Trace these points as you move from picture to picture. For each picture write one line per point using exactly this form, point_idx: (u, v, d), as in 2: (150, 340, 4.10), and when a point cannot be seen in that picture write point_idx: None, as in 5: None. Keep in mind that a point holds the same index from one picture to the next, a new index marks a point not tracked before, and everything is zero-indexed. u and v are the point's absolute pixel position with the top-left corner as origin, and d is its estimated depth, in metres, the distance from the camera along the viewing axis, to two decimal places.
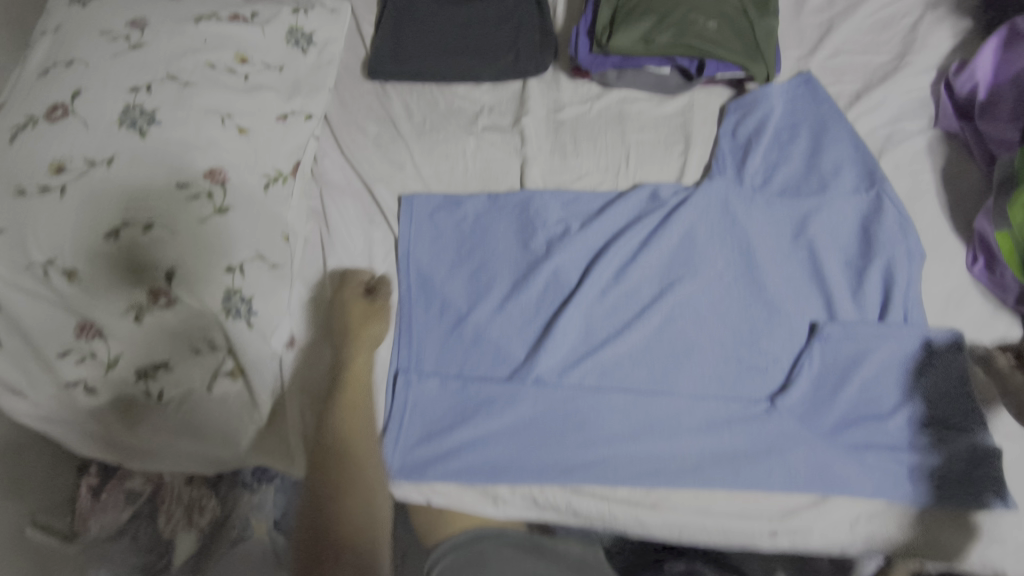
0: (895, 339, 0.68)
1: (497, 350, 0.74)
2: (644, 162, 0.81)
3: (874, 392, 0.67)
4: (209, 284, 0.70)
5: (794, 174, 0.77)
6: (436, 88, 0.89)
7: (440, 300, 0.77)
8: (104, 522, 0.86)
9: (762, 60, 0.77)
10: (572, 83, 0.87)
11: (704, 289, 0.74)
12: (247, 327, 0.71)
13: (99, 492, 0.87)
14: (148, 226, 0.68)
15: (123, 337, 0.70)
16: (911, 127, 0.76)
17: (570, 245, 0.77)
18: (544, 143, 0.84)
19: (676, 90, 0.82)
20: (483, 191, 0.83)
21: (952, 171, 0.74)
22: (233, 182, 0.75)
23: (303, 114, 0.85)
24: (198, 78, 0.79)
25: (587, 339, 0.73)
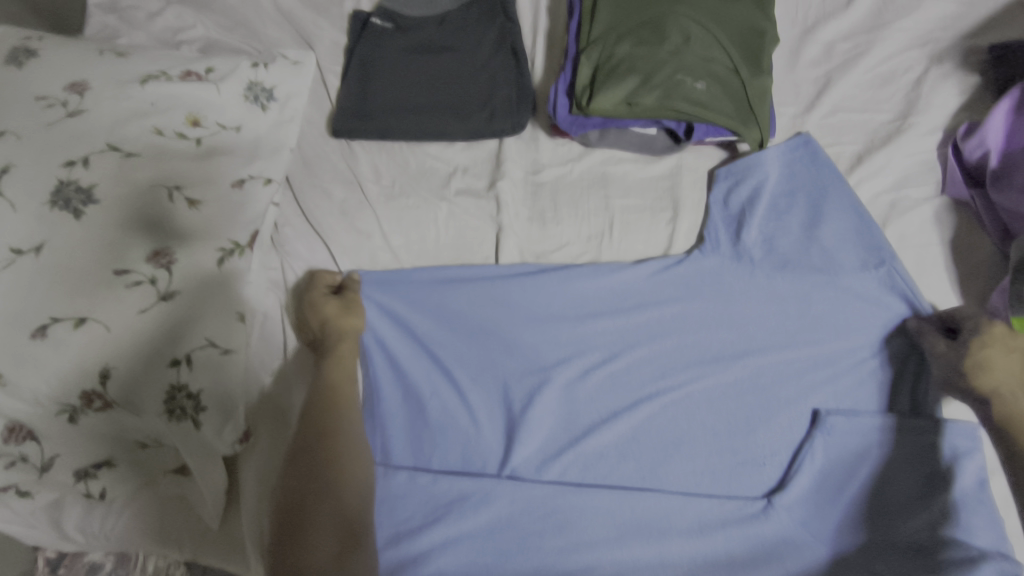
0: (906, 433, 0.61)
1: (469, 442, 0.68)
2: (629, 231, 0.75)
3: (885, 491, 0.60)
4: (148, 384, 0.63)
5: (794, 245, 0.70)
6: (406, 147, 0.83)
7: (408, 387, 0.71)
8: None
9: (755, 123, 0.71)
10: (552, 142, 0.81)
11: (695, 373, 0.67)
12: (194, 427, 0.64)
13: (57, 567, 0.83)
14: (80, 321, 0.62)
15: (58, 440, 0.64)
16: (916, 194, 0.71)
17: (547, 325, 0.72)
18: (521, 209, 0.78)
19: (663, 152, 0.77)
20: (455, 262, 0.76)
21: (962, 244, 0.68)
22: (180, 263, 0.68)
23: (261, 179, 0.78)
24: (143, 146, 0.72)
25: (567, 429, 0.68)
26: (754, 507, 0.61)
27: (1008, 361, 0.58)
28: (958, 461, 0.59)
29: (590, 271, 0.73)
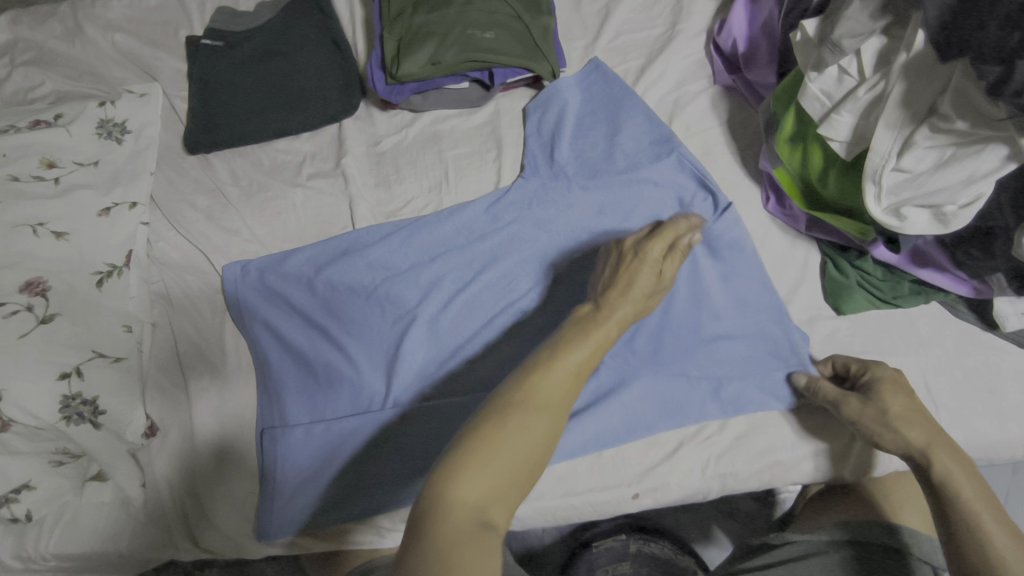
0: (723, 292, 0.71)
1: (354, 385, 0.76)
2: (462, 175, 0.83)
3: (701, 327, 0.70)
4: (42, 396, 0.69)
5: (600, 155, 0.80)
6: (257, 148, 0.91)
7: (294, 355, 0.79)
8: None
9: (544, 58, 0.82)
10: (385, 114, 0.90)
11: (535, 281, 0.77)
12: (93, 428, 0.71)
13: None
14: None
15: None
16: (693, 89, 0.82)
17: (407, 272, 0.79)
18: (368, 177, 0.86)
19: (480, 101, 0.86)
20: (318, 236, 0.84)
21: (735, 121, 0.79)
22: (57, 289, 0.75)
23: (126, 204, 0.85)
24: (2, 193, 0.78)
25: (437, 353, 0.76)
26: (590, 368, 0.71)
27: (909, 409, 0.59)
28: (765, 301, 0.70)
29: (433, 217, 0.81)
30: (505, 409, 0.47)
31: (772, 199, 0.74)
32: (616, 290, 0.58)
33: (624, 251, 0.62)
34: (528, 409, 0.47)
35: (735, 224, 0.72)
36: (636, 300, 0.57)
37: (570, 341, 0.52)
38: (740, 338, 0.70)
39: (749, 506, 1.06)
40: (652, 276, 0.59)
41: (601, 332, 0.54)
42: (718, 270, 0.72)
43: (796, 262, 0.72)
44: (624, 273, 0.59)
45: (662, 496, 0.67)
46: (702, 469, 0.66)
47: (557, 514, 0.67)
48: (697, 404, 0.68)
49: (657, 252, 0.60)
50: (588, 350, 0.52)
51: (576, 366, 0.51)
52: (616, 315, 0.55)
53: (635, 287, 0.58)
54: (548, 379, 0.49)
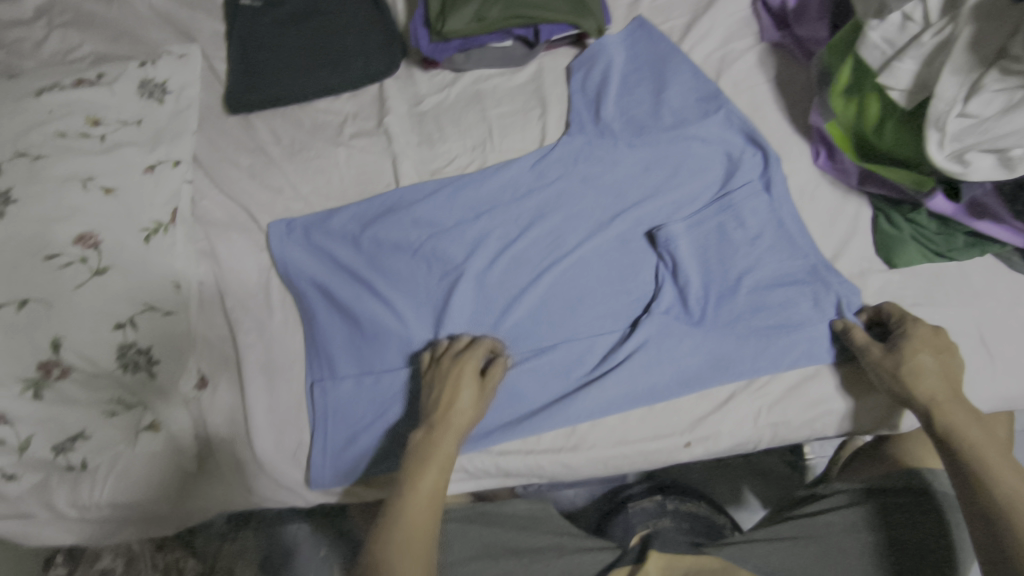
0: (767, 251, 0.71)
1: (401, 338, 0.77)
2: (506, 133, 0.83)
3: (752, 280, 0.71)
4: (99, 345, 0.70)
5: (645, 113, 0.80)
6: (299, 108, 0.91)
7: (341, 311, 0.79)
8: None
9: (590, 15, 0.82)
10: (426, 74, 0.89)
11: (583, 236, 0.77)
12: (149, 377, 0.72)
13: None
14: (23, 302, 0.68)
15: (33, 418, 0.70)
16: (740, 46, 0.81)
17: (453, 230, 0.80)
18: (411, 136, 0.86)
19: (523, 60, 0.86)
20: (362, 195, 0.84)
21: (784, 77, 0.79)
22: (108, 243, 0.75)
23: (170, 162, 0.85)
24: (50, 148, 0.78)
25: (484, 307, 0.76)
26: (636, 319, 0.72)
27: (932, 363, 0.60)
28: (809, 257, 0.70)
29: (478, 175, 0.81)
30: (394, 545, 0.54)
31: (823, 154, 0.74)
32: (436, 408, 0.64)
33: (440, 369, 0.67)
34: (401, 538, 0.54)
35: (781, 180, 0.73)
36: (459, 416, 0.64)
37: (429, 464, 0.60)
38: (798, 290, 0.69)
39: (781, 470, 1.08)
40: (474, 393, 0.65)
41: (441, 451, 0.61)
42: (747, 235, 0.72)
43: (847, 216, 0.72)
44: (444, 391, 0.65)
45: (713, 446, 0.68)
46: (754, 419, 0.67)
47: (609, 463, 0.69)
48: (749, 355, 0.68)
49: (472, 367, 0.67)
50: (436, 475, 0.59)
51: (432, 492, 0.58)
52: (450, 426, 0.63)
53: (457, 406, 0.64)
54: (418, 527, 0.56)
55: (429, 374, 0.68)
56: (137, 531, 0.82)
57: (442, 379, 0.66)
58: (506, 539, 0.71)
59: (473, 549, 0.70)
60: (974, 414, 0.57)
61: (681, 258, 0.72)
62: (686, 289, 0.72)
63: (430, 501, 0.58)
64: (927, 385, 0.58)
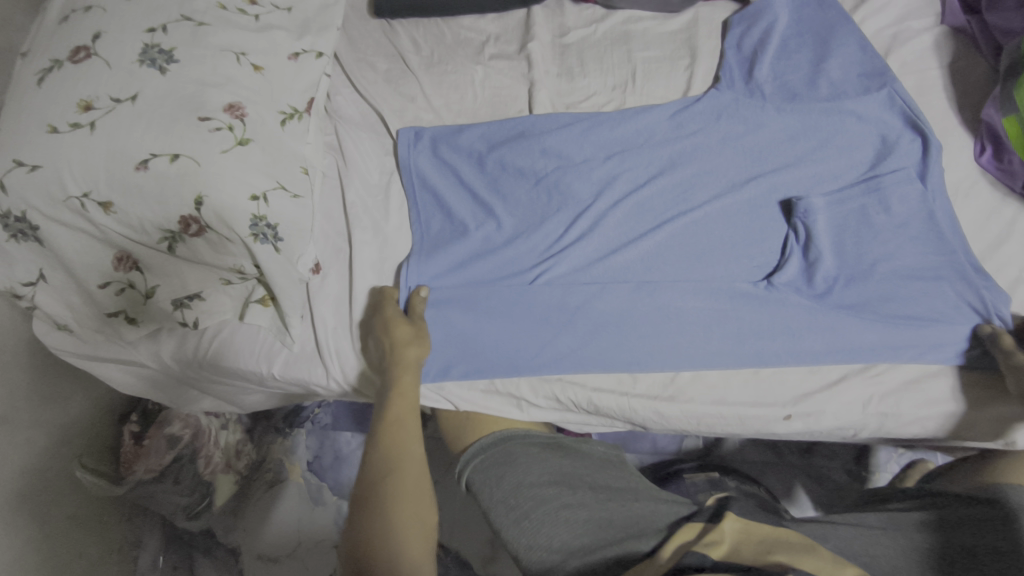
0: (914, 239, 0.68)
1: (509, 260, 0.77)
2: (650, 79, 0.81)
3: (887, 268, 0.68)
4: (235, 211, 0.72)
5: (801, 81, 0.77)
6: (442, 22, 0.91)
7: (456, 226, 0.80)
8: (148, 464, 1.03)
9: None
10: (575, 7, 0.88)
11: (711, 194, 0.75)
12: (275, 251, 0.74)
13: (140, 439, 1.06)
14: (174, 157, 0.70)
15: (161, 269, 0.75)
16: (917, 26, 0.77)
17: (581, 166, 0.79)
18: (551, 67, 0.85)
19: (680, 7, 0.83)
20: (493, 116, 0.84)
21: (959, 66, 0.74)
22: (251, 117, 0.77)
23: (313, 53, 0.86)
24: (211, 18, 0.80)
25: (600, 246, 0.76)
26: (756, 284, 0.70)
27: None
28: (956, 255, 0.67)
29: (615, 115, 0.80)
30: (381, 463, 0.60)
31: (989, 150, 0.70)
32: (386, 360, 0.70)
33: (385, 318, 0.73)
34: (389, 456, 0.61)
35: (938, 172, 0.70)
36: (408, 353, 0.70)
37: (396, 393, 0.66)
38: (936, 284, 0.67)
39: (840, 478, 1.05)
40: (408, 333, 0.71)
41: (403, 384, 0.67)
42: (891, 219, 0.69)
43: (1001, 221, 0.69)
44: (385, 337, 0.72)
45: (815, 424, 0.66)
46: (863, 406, 0.65)
47: (702, 420, 0.68)
48: (870, 341, 0.66)
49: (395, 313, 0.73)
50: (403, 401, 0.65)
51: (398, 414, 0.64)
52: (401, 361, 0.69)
53: (403, 348, 0.70)
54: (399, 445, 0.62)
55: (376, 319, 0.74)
56: (213, 394, 0.91)
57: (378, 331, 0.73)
58: (582, 474, 0.69)
59: (551, 474, 0.68)
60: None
61: (812, 228, 0.70)
62: (817, 264, 0.70)
63: (404, 434, 0.63)
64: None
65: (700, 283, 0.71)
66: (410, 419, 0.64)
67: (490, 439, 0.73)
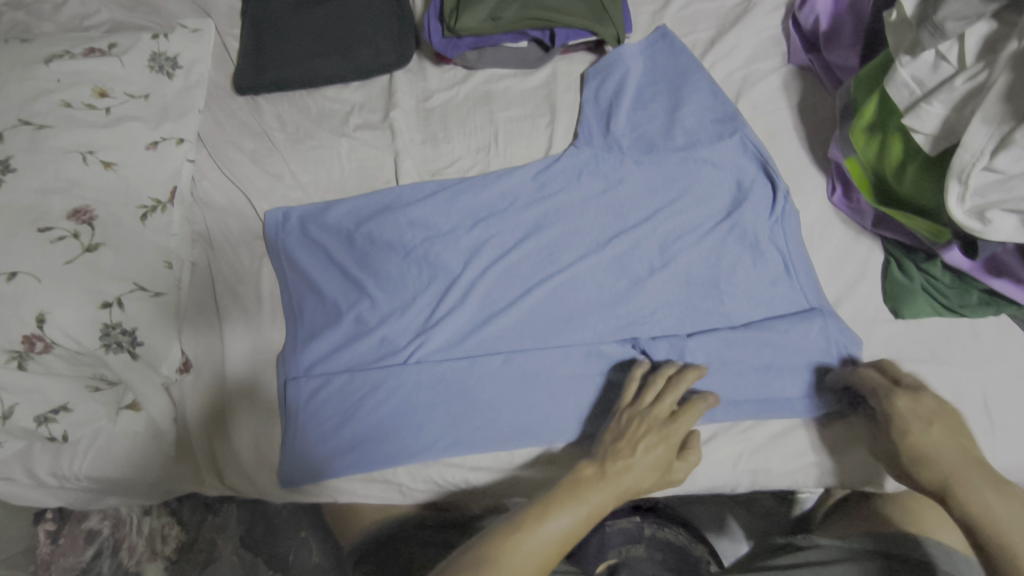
0: (778, 289, 0.69)
1: (382, 340, 0.75)
2: (512, 139, 0.81)
3: (743, 314, 0.69)
4: (83, 323, 0.70)
5: (658, 130, 0.76)
6: (306, 94, 0.89)
7: (328, 308, 0.78)
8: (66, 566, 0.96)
9: (609, 22, 0.78)
10: (437, 69, 0.87)
11: (578, 254, 0.74)
12: (131, 358, 0.72)
13: (57, 537, 0.97)
14: (11, 275, 0.68)
15: (15, 388, 0.70)
16: (765, 67, 0.77)
17: (447, 236, 0.77)
18: (415, 133, 0.84)
19: (537, 63, 0.82)
20: (361, 190, 0.83)
21: (807, 104, 0.75)
22: (103, 220, 0.75)
23: (173, 140, 0.84)
24: (54, 119, 0.78)
25: (471, 317, 0.75)
26: (625, 346, 0.70)
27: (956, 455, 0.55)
28: (817, 308, 0.67)
29: (479, 180, 0.79)
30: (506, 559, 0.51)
31: (839, 191, 0.70)
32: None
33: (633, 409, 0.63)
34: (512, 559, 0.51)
35: (792, 216, 0.70)
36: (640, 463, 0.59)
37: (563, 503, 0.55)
38: (793, 328, 0.67)
39: (769, 503, 0.97)
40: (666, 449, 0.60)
41: (598, 504, 0.56)
42: (754, 263, 0.70)
43: (857, 261, 0.70)
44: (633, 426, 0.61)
45: (688, 485, 0.66)
46: (733, 463, 0.65)
47: None
48: (738, 394, 0.66)
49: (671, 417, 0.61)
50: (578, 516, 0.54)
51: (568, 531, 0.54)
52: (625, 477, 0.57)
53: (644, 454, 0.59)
54: (532, 554, 0.52)
55: (324, 390, 0.74)
56: (121, 501, 0.85)
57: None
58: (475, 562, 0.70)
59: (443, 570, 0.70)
60: (1004, 491, 0.53)
61: (670, 287, 0.71)
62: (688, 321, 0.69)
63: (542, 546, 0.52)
64: (935, 471, 0.55)
65: (570, 349, 0.71)
66: (551, 533, 0.53)
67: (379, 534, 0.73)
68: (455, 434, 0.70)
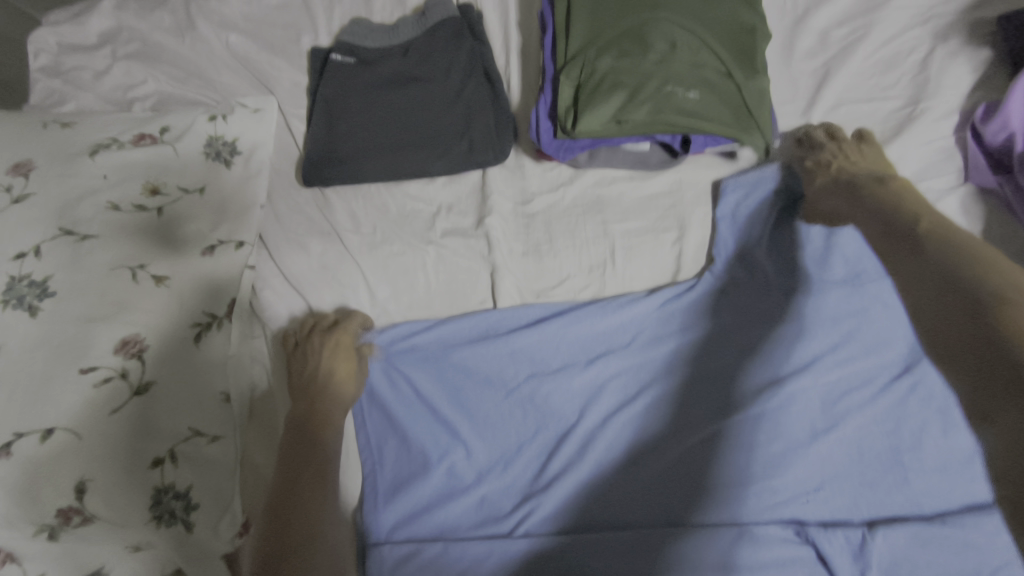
0: (984, 473, 0.57)
1: (483, 503, 0.63)
2: (632, 256, 0.69)
3: (928, 496, 0.57)
4: (129, 490, 0.57)
5: (813, 255, 0.67)
6: (384, 189, 0.78)
7: (415, 455, 0.65)
8: None
9: (756, 129, 0.67)
10: (538, 167, 0.76)
11: (724, 407, 0.62)
12: (185, 531, 0.58)
13: None
14: (47, 432, 0.56)
15: (41, 557, 0.58)
16: (939, 185, 0.66)
17: (559, 374, 0.66)
18: (515, 244, 0.72)
19: (659, 168, 0.71)
20: (452, 311, 0.71)
21: (999, 235, 0.63)
22: (153, 349, 0.63)
23: (233, 243, 0.72)
24: (100, 226, 0.66)
25: (586, 478, 0.62)
26: (788, 532, 0.57)
27: (873, 154, 0.65)
28: None
29: (597, 306, 0.67)
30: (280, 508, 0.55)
31: None
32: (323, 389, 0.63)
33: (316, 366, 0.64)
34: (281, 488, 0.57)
35: None
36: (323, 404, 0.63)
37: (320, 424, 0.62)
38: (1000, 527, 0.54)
39: None
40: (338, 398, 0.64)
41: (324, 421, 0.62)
42: (943, 430, 0.59)
43: None
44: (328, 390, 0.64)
45: None
46: None
47: None
48: None
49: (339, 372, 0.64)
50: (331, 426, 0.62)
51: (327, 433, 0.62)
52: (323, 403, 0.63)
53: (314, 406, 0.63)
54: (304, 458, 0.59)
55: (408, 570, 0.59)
56: None
57: (320, 351, 0.65)
58: None
59: None
60: (882, 180, 0.60)
61: (838, 453, 0.59)
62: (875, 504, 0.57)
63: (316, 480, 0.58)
64: (851, 175, 0.62)
65: (717, 530, 0.57)
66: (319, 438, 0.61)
67: None
68: None
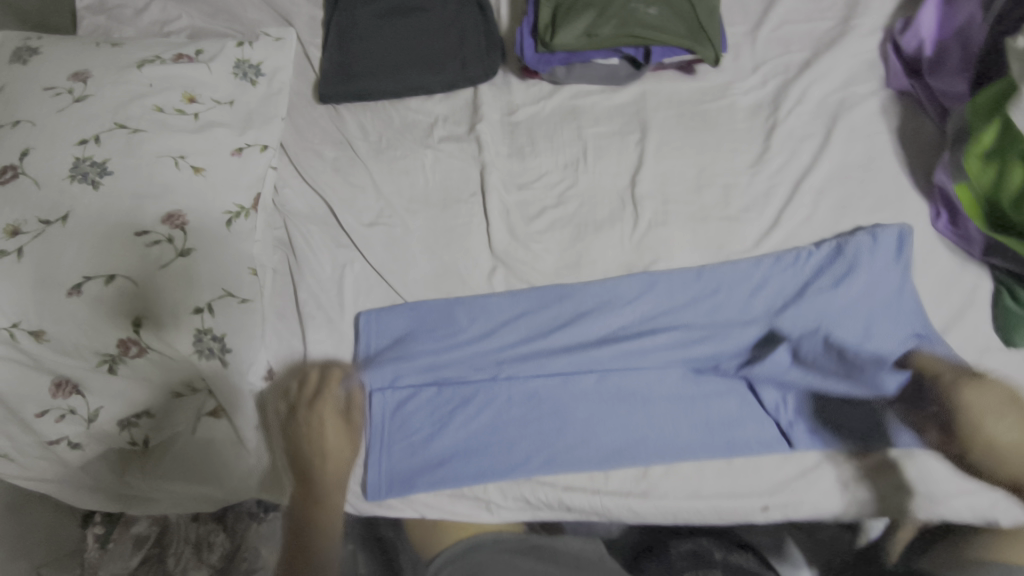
0: (886, 318, 0.70)
1: (468, 352, 0.74)
2: (601, 155, 0.81)
3: (838, 341, 0.70)
4: (176, 329, 0.69)
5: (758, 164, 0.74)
6: (388, 105, 0.89)
7: (413, 319, 0.77)
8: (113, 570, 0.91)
9: (707, 41, 0.78)
10: (523, 84, 0.87)
11: (669, 278, 0.74)
12: (221, 364, 0.71)
13: (105, 542, 0.92)
14: (110, 277, 0.68)
15: (101, 390, 0.71)
16: (862, 90, 0.81)
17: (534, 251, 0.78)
18: (501, 146, 0.84)
19: (626, 81, 0.83)
20: (445, 202, 0.82)
21: (908, 127, 0.79)
22: (194, 224, 0.74)
23: (258, 146, 0.83)
24: (147, 123, 0.78)
25: (558, 329, 0.74)
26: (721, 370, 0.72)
27: None
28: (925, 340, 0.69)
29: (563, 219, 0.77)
30: None
31: (944, 217, 0.74)
32: (314, 463, 0.70)
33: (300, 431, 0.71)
34: None
35: (899, 253, 0.72)
36: (326, 470, 0.70)
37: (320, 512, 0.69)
38: (888, 367, 0.68)
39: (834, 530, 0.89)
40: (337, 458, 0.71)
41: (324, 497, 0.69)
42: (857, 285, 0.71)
43: (962, 287, 0.72)
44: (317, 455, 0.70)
45: (793, 513, 0.66)
46: (841, 491, 0.66)
47: (678, 516, 0.67)
48: (840, 425, 0.68)
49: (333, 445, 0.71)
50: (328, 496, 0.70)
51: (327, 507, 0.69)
52: (326, 482, 0.70)
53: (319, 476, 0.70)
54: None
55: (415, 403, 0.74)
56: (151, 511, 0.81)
57: (306, 428, 0.71)
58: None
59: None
60: None
61: (766, 304, 0.72)
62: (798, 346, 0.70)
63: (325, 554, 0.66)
64: None
65: (665, 368, 0.71)
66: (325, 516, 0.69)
67: (455, 548, 0.67)
68: (552, 450, 0.70)
